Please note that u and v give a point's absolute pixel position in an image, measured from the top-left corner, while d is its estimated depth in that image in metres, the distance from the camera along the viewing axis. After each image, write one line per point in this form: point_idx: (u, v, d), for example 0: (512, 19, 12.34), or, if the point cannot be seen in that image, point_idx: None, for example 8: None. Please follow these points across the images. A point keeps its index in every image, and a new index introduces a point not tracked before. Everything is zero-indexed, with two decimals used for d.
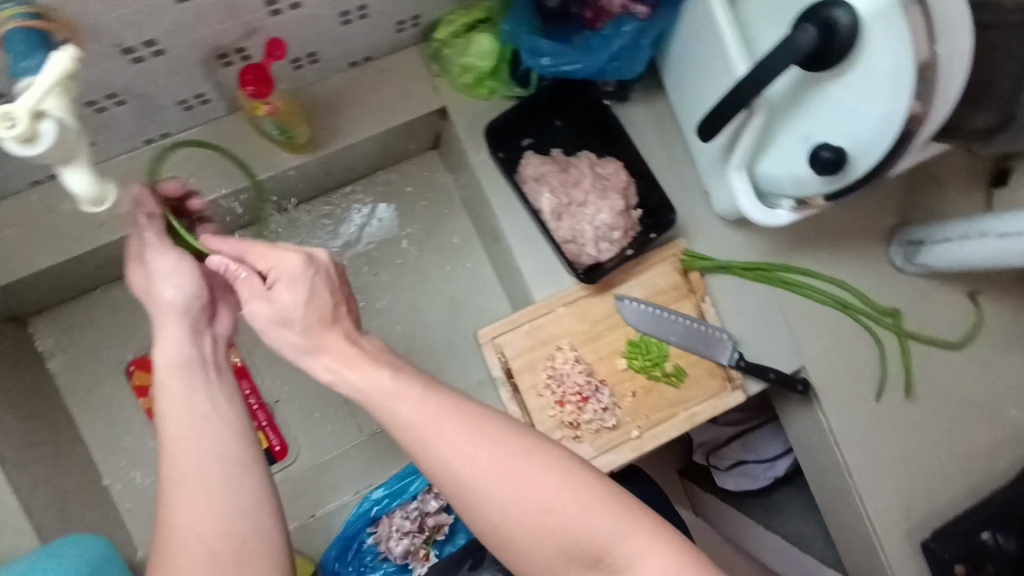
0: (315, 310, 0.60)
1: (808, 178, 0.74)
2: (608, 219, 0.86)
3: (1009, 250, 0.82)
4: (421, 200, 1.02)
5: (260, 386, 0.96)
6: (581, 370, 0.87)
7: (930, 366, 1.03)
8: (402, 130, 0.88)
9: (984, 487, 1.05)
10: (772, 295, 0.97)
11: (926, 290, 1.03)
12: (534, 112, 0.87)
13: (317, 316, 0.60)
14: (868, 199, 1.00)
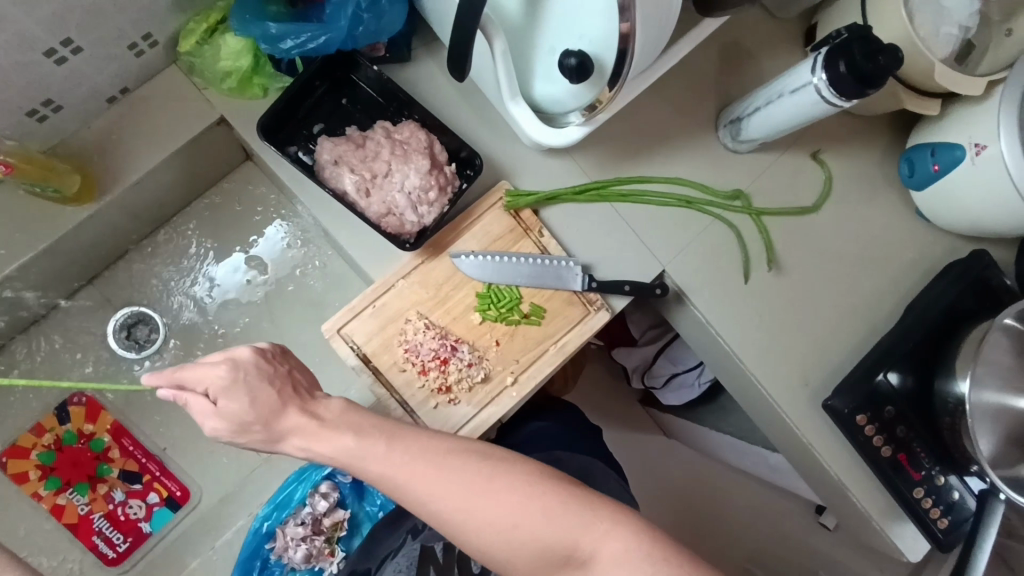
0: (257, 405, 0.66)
1: (584, 88, 0.73)
2: (416, 181, 0.84)
3: (805, 103, 0.81)
4: (254, 214, 1.01)
5: (144, 440, 0.96)
6: (434, 335, 0.86)
7: (790, 235, 1.04)
8: (193, 152, 0.87)
9: (875, 335, 1.06)
10: (609, 209, 0.96)
11: (767, 162, 1.03)
12: (315, 97, 0.86)
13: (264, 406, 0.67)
14: (685, 89, 1.00)
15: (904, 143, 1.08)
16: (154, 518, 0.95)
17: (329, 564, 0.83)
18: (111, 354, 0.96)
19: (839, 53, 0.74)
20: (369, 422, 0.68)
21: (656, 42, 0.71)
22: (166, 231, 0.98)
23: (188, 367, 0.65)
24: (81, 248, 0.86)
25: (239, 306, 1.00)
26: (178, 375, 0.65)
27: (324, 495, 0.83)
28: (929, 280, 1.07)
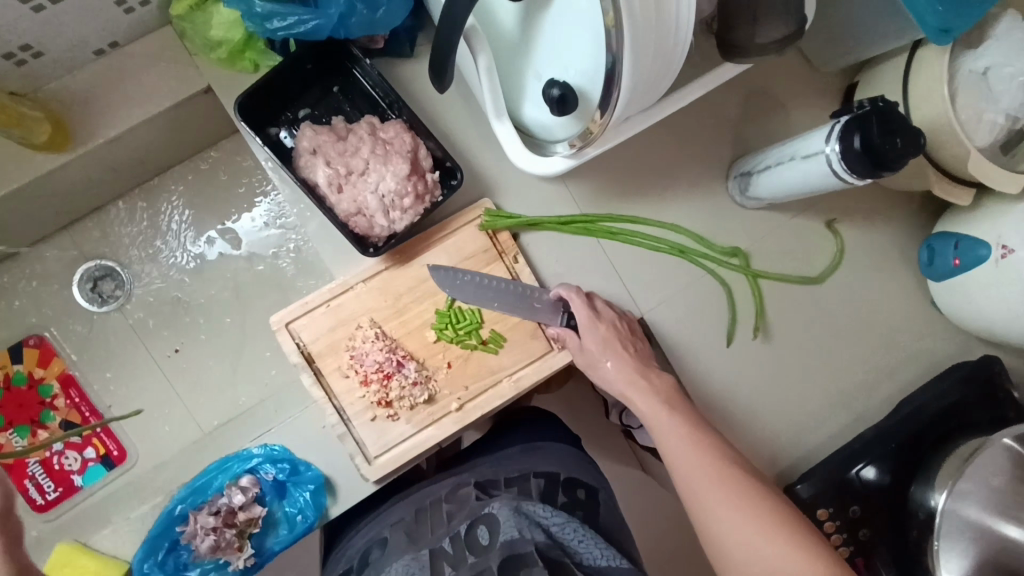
0: (607, 342, 0.83)
1: (573, 121, 0.68)
2: (391, 185, 0.80)
3: (816, 172, 0.75)
4: (238, 187, 0.99)
5: (90, 394, 0.95)
6: (382, 347, 0.82)
7: (787, 304, 0.97)
8: (177, 117, 0.85)
9: (860, 425, 0.99)
10: (595, 245, 0.91)
11: (775, 223, 0.96)
12: (304, 80, 0.83)
13: (610, 347, 0.83)
14: (701, 132, 0.94)
15: (931, 227, 1.00)
16: (87, 473, 0.94)
17: (236, 559, 0.82)
18: (73, 302, 0.96)
19: (856, 126, 0.67)
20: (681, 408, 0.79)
21: (655, 85, 0.66)
22: (149, 190, 0.97)
23: None
24: (53, 196, 0.85)
25: (207, 276, 0.99)
26: None
27: (241, 489, 0.82)
28: (929, 378, 0.99)
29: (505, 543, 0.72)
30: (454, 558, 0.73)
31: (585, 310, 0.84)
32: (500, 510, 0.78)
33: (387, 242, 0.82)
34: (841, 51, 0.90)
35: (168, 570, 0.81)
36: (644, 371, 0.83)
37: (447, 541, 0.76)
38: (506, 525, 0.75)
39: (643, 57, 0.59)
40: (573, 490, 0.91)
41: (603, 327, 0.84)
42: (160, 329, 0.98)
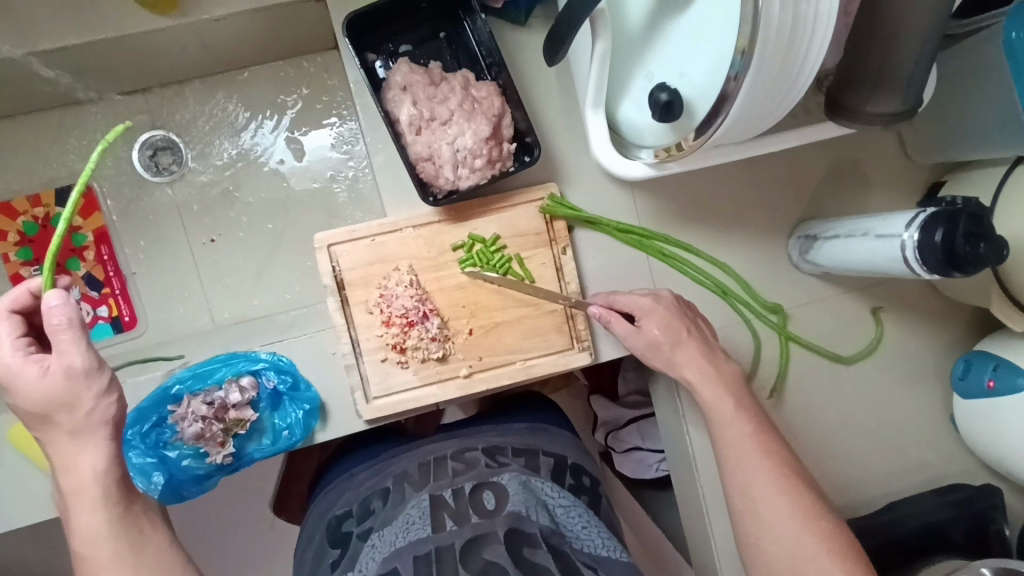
0: (669, 329, 0.81)
1: (667, 132, 0.68)
2: (469, 143, 0.80)
3: (884, 252, 0.74)
4: (317, 102, 1.00)
5: (120, 256, 0.97)
6: (413, 294, 0.83)
7: (809, 374, 0.96)
8: (280, 17, 0.85)
9: (842, 514, 0.98)
10: (645, 259, 0.90)
11: (822, 294, 0.95)
12: (416, 18, 0.83)
13: (672, 334, 0.81)
14: (777, 183, 0.93)
15: (974, 344, 0.98)
16: (95, 329, 0.96)
17: (216, 453, 0.82)
18: (129, 165, 0.97)
19: (942, 220, 0.66)
20: (733, 390, 0.81)
21: (758, 122, 0.66)
22: (233, 80, 0.98)
23: (58, 385, 0.67)
24: (135, 56, 0.86)
25: (263, 178, 0.99)
26: (51, 392, 0.66)
27: (241, 388, 0.82)
28: (925, 491, 0.98)
29: (512, 514, 0.76)
30: (456, 513, 0.78)
31: (641, 296, 0.83)
32: (509, 482, 0.83)
33: (447, 196, 0.82)
34: (941, 146, 0.89)
35: (146, 445, 0.80)
36: (708, 354, 0.82)
37: (450, 496, 0.81)
38: (515, 498, 0.79)
39: (758, 90, 0.59)
40: (580, 475, 0.97)
41: (662, 310, 0.82)
42: (202, 215, 0.99)
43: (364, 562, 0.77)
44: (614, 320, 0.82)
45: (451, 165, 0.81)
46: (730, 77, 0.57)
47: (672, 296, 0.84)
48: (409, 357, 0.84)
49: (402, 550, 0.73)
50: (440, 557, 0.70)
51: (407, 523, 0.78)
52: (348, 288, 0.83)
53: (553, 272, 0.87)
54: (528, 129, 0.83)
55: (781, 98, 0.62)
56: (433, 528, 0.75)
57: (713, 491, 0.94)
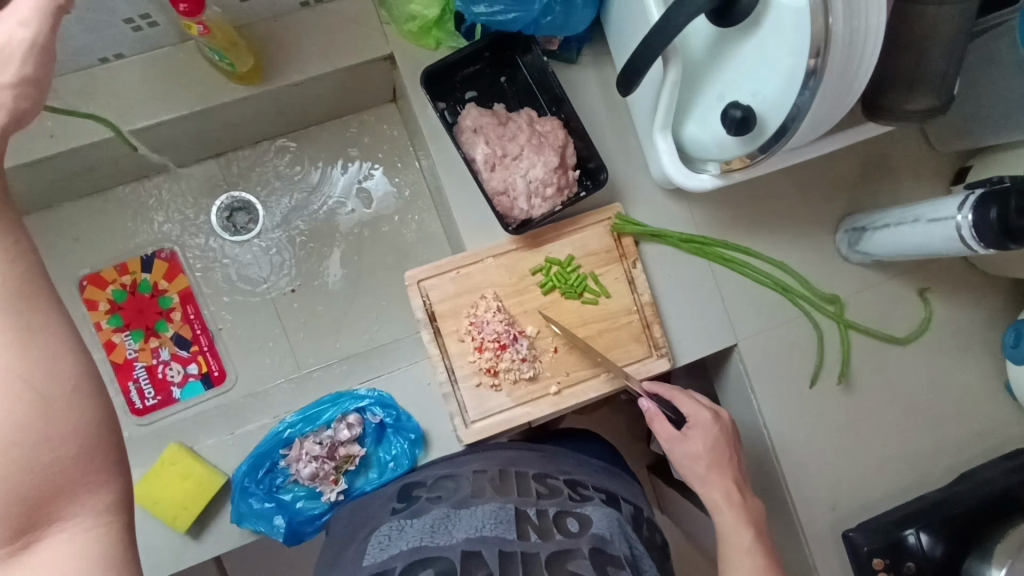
0: (715, 447, 0.88)
1: (734, 144, 0.75)
2: (540, 173, 0.87)
3: (938, 234, 0.81)
4: (378, 152, 1.06)
5: (204, 313, 1.01)
6: (502, 318, 0.88)
7: (870, 357, 1.01)
8: (349, 75, 0.92)
9: (920, 488, 1.02)
10: (709, 265, 0.96)
11: (872, 281, 1.01)
12: (478, 66, 0.91)
13: (714, 451, 0.88)
14: (818, 183, 1.00)
15: (1018, 314, 1.05)
16: (186, 388, 0.99)
17: (329, 490, 0.86)
18: (207, 227, 1.02)
19: (993, 200, 0.73)
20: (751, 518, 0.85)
21: (818, 130, 0.73)
22: (299, 138, 1.04)
23: None
24: (214, 124, 0.92)
25: (333, 227, 1.05)
26: None
27: (349, 425, 0.85)
28: (993, 458, 1.03)
29: (595, 536, 0.67)
30: (540, 529, 0.68)
31: (701, 409, 0.89)
32: (594, 513, 0.74)
33: (524, 224, 0.89)
34: (964, 133, 0.97)
35: (263, 491, 0.84)
36: (738, 484, 0.88)
37: (533, 512, 0.72)
38: (598, 523, 0.71)
39: (822, 101, 0.66)
40: (653, 532, 0.86)
41: (714, 430, 0.88)
42: (280, 268, 1.03)
43: (432, 522, 0.70)
44: (661, 419, 0.88)
45: (526, 197, 0.87)
46: (802, 87, 0.64)
47: (728, 419, 0.91)
48: (502, 380, 0.89)
49: (486, 537, 0.65)
50: (526, 561, 0.62)
51: (493, 517, 0.69)
52: (439, 320, 0.88)
53: (626, 286, 0.93)
54: (591, 156, 0.90)
55: (840, 101, 0.69)
56: (518, 534, 0.66)
57: (797, 478, 0.98)
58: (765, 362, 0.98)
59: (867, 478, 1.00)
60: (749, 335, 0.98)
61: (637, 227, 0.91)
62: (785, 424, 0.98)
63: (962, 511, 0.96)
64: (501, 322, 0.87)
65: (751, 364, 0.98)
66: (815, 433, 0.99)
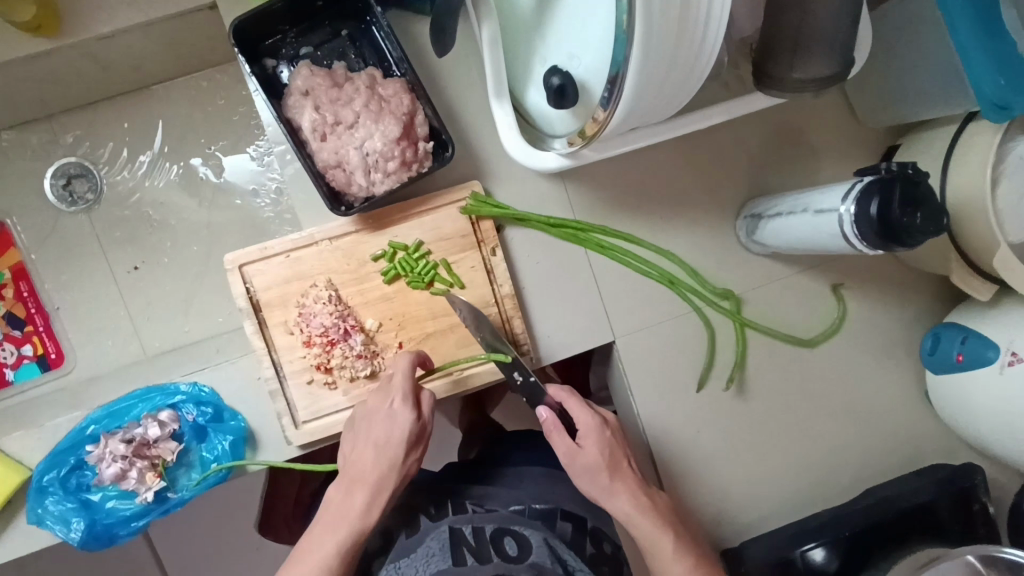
0: (609, 455, 0.76)
1: (572, 117, 0.63)
2: (377, 145, 0.75)
3: (824, 228, 0.69)
4: (233, 115, 0.95)
5: (41, 291, 0.92)
6: (332, 310, 0.78)
7: (770, 358, 0.90)
8: (177, 28, 0.81)
9: (820, 503, 0.92)
10: (584, 253, 0.86)
11: (776, 275, 0.90)
12: (314, 18, 0.79)
13: (611, 459, 0.76)
14: (719, 161, 0.88)
15: (942, 314, 0.93)
16: (20, 370, 0.91)
17: (144, 491, 0.78)
18: (42, 196, 0.93)
19: (876, 190, 0.61)
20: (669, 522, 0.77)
21: (667, 99, 0.60)
22: (146, 99, 0.94)
23: (371, 432, 0.72)
24: (27, 82, 0.81)
25: (184, 198, 0.95)
26: (367, 433, 0.72)
27: (159, 423, 0.79)
28: (904, 473, 0.92)
29: (532, 565, 0.74)
30: (476, 552, 0.75)
31: (592, 414, 0.77)
32: (532, 527, 0.78)
33: (361, 203, 0.77)
34: (888, 107, 0.83)
35: (65, 490, 0.78)
36: (643, 488, 0.78)
37: (469, 530, 0.77)
38: (537, 549, 0.76)
39: (646, 85, 0.54)
40: (599, 542, 0.81)
41: (608, 434, 0.77)
42: (124, 242, 0.94)
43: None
44: (559, 435, 0.75)
45: (360, 171, 0.75)
46: (617, 46, 0.51)
47: (615, 419, 0.80)
48: (334, 378, 0.79)
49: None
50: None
51: (426, 554, 0.75)
52: (264, 308, 0.79)
53: (484, 275, 0.82)
54: (439, 125, 0.78)
55: (682, 66, 0.55)
56: (454, 562, 0.74)
57: (677, 489, 0.89)
58: (646, 361, 0.88)
59: (758, 491, 0.91)
60: (629, 332, 0.87)
61: (484, 205, 0.80)
62: (666, 431, 0.89)
63: (864, 529, 0.84)
64: (332, 313, 0.78)
65: (630, 363, 0.88)
66: (701, 440, 0.90)
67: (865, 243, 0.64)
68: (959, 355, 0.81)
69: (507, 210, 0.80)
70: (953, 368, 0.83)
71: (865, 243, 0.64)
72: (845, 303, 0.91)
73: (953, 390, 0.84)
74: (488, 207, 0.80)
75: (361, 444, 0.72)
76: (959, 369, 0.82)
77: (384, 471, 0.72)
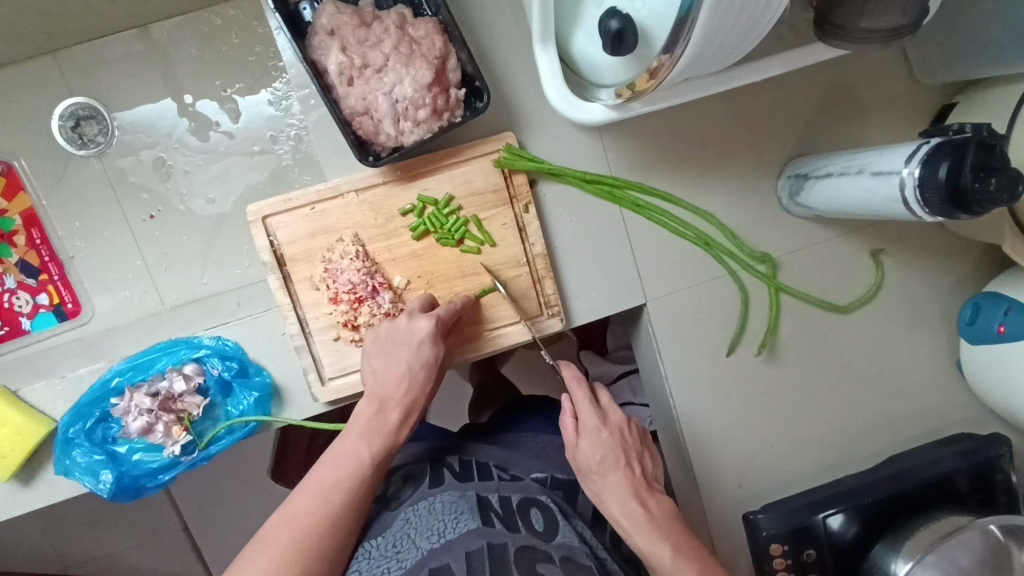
0: (604, 456, 0.76)
1: (625, 66, 0.59)
2: (408, 91, 0.70)
3: (881, 193, 0.65)
4: (249, 54, 0.89)
5: (53, 239, 0.88)
6: (360, 267, 0.75)
7: (803, 324, 0.89)
8: None
9: (842, 469, 0.92)
10: (619, 211, 0.82)
11: (815, 238, 0.87)
12: None
13: (605, 460, 0.76)
14: (765, 117, 0.83)
15: (982, 284, 0.90)
16: (36, 319, 0.88)
17: (171, 445, 0.78)
18: (49, 138, 0.88)
19: (947, 153, 0.57)
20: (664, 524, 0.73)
21: (728, 48, 0.55)
22: (157, 35, 0.88)
23: (398, 351, 0.72)
24: (30, 14, 0.75)
25: (197, 142, 0.90)
26: (394, 351, 0.72)
27: (184, 377, 0.78)
28: (927, 441, 0.91)
29: (561, 543, 0.68)
30: (505, 518, 0.69)
31: (594, 412, 0.77)
32: (557, 505, 0.75)
33: (390, 154, 0.74)
34: (950, 62, 0.78)
35: (91, 442, 0.77)
36: (641, 495, 0.75)
37: (497, 499, 0.72)
38: (564, 529, 0.71)
39: (712, 36, 0.50)
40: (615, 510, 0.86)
41: (605, 435, 0.76)
42: (138, 189, 0.89)
43: (397, 539, 0.68)
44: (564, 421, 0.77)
45: (389, 119, 0.71)
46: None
47: (623, 419, 0.78)
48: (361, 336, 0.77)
49: (451, 543, 0.63)
50: (496, 557, 0.62)
51: (453, 510, 0.68)
52: (289, 262, 0.76)
53: (515, 233, 0.79)
54: (473, 70, 0.73)
55: (752, 13, 0.51)
56: (483, 522, 0.66)
57: (699, 452, 0.89)
58: (677, 324, 0.86)
59: (781, 456, 0.90)
60: (662, 294, 0.85)
61: (520, 157, 0.76)
62: (693, 395, 0.88)
63: (887, 497, 0.84)
64: (360, 268, 0.75)
65: (662, 325, 0.86)
66: (727, 405, 0.89)
67: (927, 209, 0.61)
68: (1000, 326, 0.80)
69: (547, 164, 0.77)
70: (990, 339, 0.81)
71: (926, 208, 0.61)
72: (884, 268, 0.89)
73: (990, 362, 0.82)
74: (523, 160, 0.76)
75: (397, 362, 0.72)
76: (997, 341, 0.80)
77: (419, 391, 0.73)
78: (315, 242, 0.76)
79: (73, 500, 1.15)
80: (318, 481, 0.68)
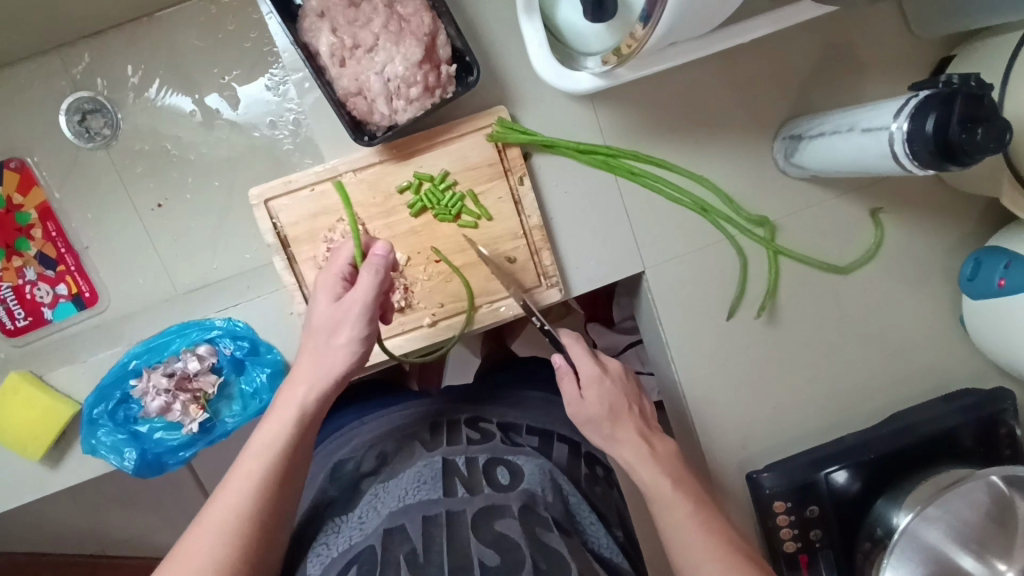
0: (611, 404, 0.77)
1: (607, 32, 0.59)
2: (399, 69, 0.71)
3: (872, 148, 0.65)
4: (246, 41, 0.91)
5: (68, 230, 0.91)
6: (361, 245, 0.77)
7: (803, 285, 0.89)
8: None
9: (845, 428, 0.93)
10: (615, 181, 0.83)
11: (812, 200, 0.87)
12: None
13: (611, 408, 0.77)
14: (756, 80, 0.83)
15: (982, 240, 0.90)
16: (57, 309, 0.90)
17: (190, 421, 0.82)
18: (58, 132, 0.90)
19: (934, 105, 0.57)
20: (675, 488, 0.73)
21: (714, 8, 0.55)
22: (156, 27, 0.90)
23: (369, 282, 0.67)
24: (31, 11, 0.77)
25: (201, 131, 0.92)
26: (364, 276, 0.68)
27: (198, 357, 0.81)
28: (932, 398, 0.92)
29: (524, 491, 0.70)
30: (468, 480, 0.71)
31: (591, 363, 0.77)
32: (524, 458, 0.76)
33: (385, 133, 0.75)
34: (941, 16, 0.77)
35: (113, 422, 0.81)
36: (647, 436, 0.77)
37: (463, 460, 0.74)
38: (531, 476, 0.73)
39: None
40: (593, 465, 0.88)
41: (607, 383, 0.77)
42: (145, 178, 0.92)
43: (363, 511, 0.71)
44: (569, 378, 0.77)
45: (384, 99, 0.72)
46: None
47: (620, 367, 0.80)
48: None
49: (409, 508, 0.66)
50: (451, 522, 0.64)
51: (417, 480, 0.70)
52: (293, 243, 0.78)
53: (512, 206, 0.80)
54: (464, 45, 0.74)
55: None
56: (445, 490, 0.68)
57: (702, 416, 0.90)
58: (676, 291, 0.87)
59: (783, 417, 0.91)
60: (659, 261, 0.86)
61: (514, 131, 0.77)
62: (694, 359, 0.89)
63: (891, 452, 0.85)
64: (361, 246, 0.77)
65: (662, 292, 0.87)
66: (728, 368, 0.90)
67: (914, 163, 0.61)
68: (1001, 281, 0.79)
69: (542, 137, 0.78)
70: (992, 293, 0.81)
71: (913, 162, 0.60)
72: (884, 228, 0.89)
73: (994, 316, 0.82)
74: (516, 134, 0.77)
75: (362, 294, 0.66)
76: (998, 295, 0.80)
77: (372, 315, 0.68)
78: (316, 223, 0.78)
79: (104, 482, 1.19)
80: (248, 465, 0.66)
